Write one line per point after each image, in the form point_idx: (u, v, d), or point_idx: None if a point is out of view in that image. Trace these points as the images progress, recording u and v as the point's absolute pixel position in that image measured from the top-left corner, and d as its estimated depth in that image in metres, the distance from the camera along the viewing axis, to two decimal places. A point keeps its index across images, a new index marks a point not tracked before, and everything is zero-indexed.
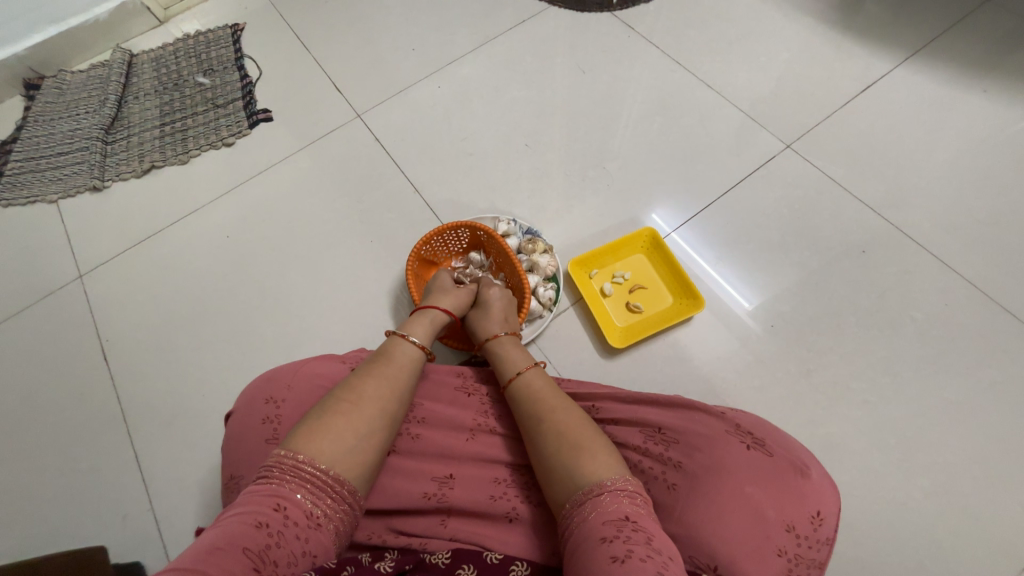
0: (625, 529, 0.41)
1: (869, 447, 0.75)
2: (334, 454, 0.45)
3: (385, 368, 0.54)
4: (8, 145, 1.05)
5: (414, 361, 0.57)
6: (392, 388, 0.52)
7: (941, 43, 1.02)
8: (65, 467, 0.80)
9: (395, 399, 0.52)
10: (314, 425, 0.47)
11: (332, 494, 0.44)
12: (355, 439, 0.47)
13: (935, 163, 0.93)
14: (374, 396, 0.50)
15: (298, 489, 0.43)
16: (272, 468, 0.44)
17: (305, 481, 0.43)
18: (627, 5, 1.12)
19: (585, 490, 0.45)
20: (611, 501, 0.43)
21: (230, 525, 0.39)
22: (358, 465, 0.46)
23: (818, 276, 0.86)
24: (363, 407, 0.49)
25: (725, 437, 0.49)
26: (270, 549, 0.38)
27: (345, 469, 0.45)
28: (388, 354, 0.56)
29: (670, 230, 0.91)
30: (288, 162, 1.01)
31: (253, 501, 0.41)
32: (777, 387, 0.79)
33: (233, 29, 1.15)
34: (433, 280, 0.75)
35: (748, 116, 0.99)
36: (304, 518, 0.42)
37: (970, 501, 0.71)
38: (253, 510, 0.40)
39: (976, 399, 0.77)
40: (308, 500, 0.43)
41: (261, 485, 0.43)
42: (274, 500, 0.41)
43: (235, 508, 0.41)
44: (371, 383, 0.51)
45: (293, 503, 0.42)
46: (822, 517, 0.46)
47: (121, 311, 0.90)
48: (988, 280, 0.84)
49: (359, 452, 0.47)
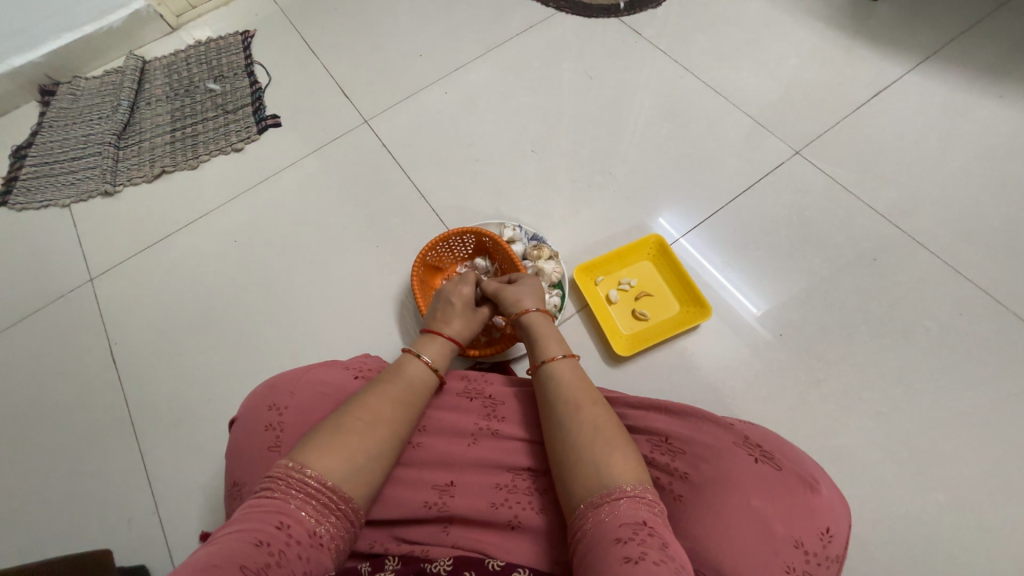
0: (641, 532, 0.40)
1: (882, 460, 0.73)
2: (340, 470, 0.45)
3: (393, 383, 0.54)
4: (23, 149, 1.07)
5: (426, 379, 0.57)
6: (401, 407, 0.52)
7: (953, 48, 1.01)
8: (73, 469, 0.81)
9: (405, 419, 0.52)
10: (319, 442, 0.46)
11: (334, 513, 0.44)
12: (361, 455, 0.47)
13: (947, 169, 0.91)
14: (383, 414, 0.50)
15: (301, 506, 0.42)
16: (274, 483, 0.43)
17: (307, 497, 0.43)
18: (634, 11, 1.11)
19: (602, 492, 0.44)
20: (628, 505, 0.42)
21: (230, 542, 0.38)
22: (362, 480, 0.46)
23: (828, 283, 0.85)
24: (371, 424, 0.49)
25: (731, 448, 0.48)
26: (270, 567, 0.38)
27: (349, 488, 0.45)
28: (398, 371, 0.56)
29: (678, 236, 0.90)
30: (296, 167, 1.01)
31: (254, 517, 0.41)
32: (786, 397, 0.78)
33: (244, 36, 1.16)
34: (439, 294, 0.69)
35: (756, 121, 0.98)
36: (306, 536, 0.41)
37: (985, 516, 0.69)
38: (253, 528, 0.40)
39: (990, 410, 0.75)
40: (310, 516, 0.42)
41: (262, 500, 0.42)
42: (277, 516, 0.41)
43: (236, 525, 0.40)
44: (382, 402, 0.51)
45: (296, 520, 0.41)
46: (831, 533, 0.45)
47: (130, 315, 0.91)
48: (1002, 289, 0.82)
49: (363, 470, 0.46)
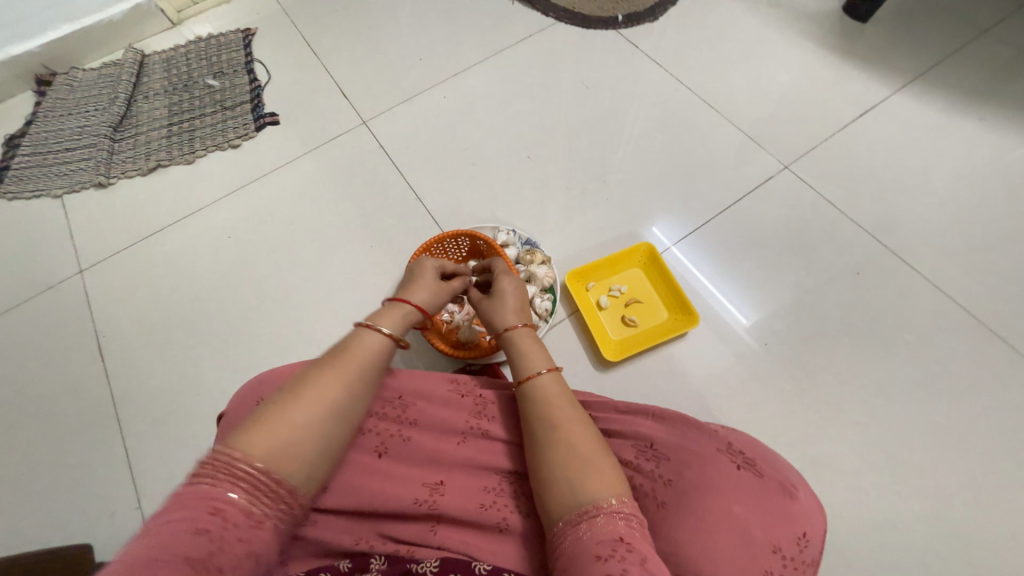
0: (620, 549, 0.41)
1: (861, 470, 0.75)
2: (272, 449, 0.41)
3: (342, 354, 0.49)
4: (16, 139, 1.06)
5: (380, 355, 0.52)
6: (347, 376, 0.48)
7: (938, 72, 1.04)
8: (56, 462, 0.80)
9: (346, 389, 0.47)
10: (253, 420, 0.42)
11: (268, 494, 0.40)
12: (296, 432, 0.43)
13: (931, 188, 0.94)
14: (323, 386, 0.46)
15: (236, 488, 0.39)
16: (203, 465, 0.40)
17: (237, 479, 0.39)
18: (632, 24, 1.13)
19: (580, 509, 0.45)
20: (605, 522, 0.43)
21: (162, 533, 0.35)
22: (299, 459, 0.42)
23: (813, 296, 0.87)
24: (310, 398, 0.45)
25: (714, 456, 0.49)
26: (213, 555, 0.35)
27: (283, 466, 0.41)
28: (346, 340, 0.51)
29: (669, 245, 0.92)
30: (293, 165, 1.02)
31: (185, 503, 0.37)
32: (770, 405, 0.79)
33: (244, 33, 1.17)
34: (415, 266, 0.67)
35: (747, 136, 1.00)
36: (244, 518, 0.38)
37: (960, 527, 0.71)
38: (185, 515, 0.36)
39: (967, 423, 0.77)
40: (247, 498, 0.39)
41: (193, 483, 0.39)
42: (210, 501, 0.37)
43: (164, 513, 0.37)
44: (322, 373, 0.47)
45: (231, 503, 0.38)
46: (808, 538, 0.46)
47: (121, 307, 0.91)
48: (981, 306, 0.85)
49: (299, 448, 0.42)
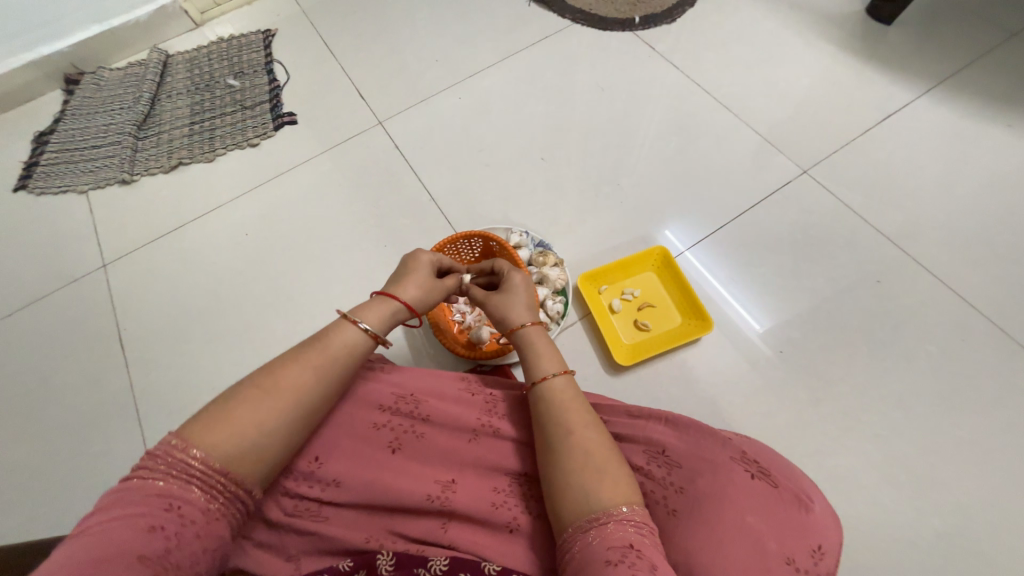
0: (629, 555, 0.40)
1: (878, 483, 0.73)
2: (229, 451, 0.41)
3: (311, 352, 0.48)
4: (45, 136, 1.09)
5: (353, 354, 0.50)
6: (314, 377, 0.46)
7: (965, 76, 1.01)
8: (75, 452, 0.82)
9: (310, 390, 0.46)
10: (213, 416, 0.42)
11: (223, 493, 0.40)
12: (251, 434, 0.42)
13: (955, 195, 0.91)
14: (286, 387, 0.45)
15: (192, 486, 0.39)
16: (157, 458, 0.39)
17: (192, 478, 0.39)
18: (649, 26, 1.12)
19: (591, 516, 0.44)
20: (616, 529, 0.43)
21: (114, 530, 0.35)
22: (253, 461, 0.42)
23: (831, 303, 0.85)
24: (270, 398, 0.44)
25: (729, 464, 0.49)
26: (170, 552, 0.36)
27: (236, 467, 0.41)
28: (322, 336, 0.50)
29: (683, 249, 0.91)
30: (309, 164, 1.03)
31: (134, 500, 0.37)
32: (784, 414, 0.78)
33: (265, 34, 1.18)
34: (407, 256, 0.63)
35: (766, 139, 0.99)
36: (199, 514, 0.38)
37: (981, 545, 0.68)
38: (137, 512, 0.36)
39: (989, 438, 0.75)
40: (203, 496, 0.39)
41: (139, 481, 0.38)
42: (164, 499, 0.38)
43: (108, 512, 0.36)
44: (286, 372, 0.46)
45: (186, 500, 0.38)
46: (823, 552, 0.44)
47: (140, 301, 0.93)
48: (1007, 318, 0.82)
49: (253, 449, 0.42)
